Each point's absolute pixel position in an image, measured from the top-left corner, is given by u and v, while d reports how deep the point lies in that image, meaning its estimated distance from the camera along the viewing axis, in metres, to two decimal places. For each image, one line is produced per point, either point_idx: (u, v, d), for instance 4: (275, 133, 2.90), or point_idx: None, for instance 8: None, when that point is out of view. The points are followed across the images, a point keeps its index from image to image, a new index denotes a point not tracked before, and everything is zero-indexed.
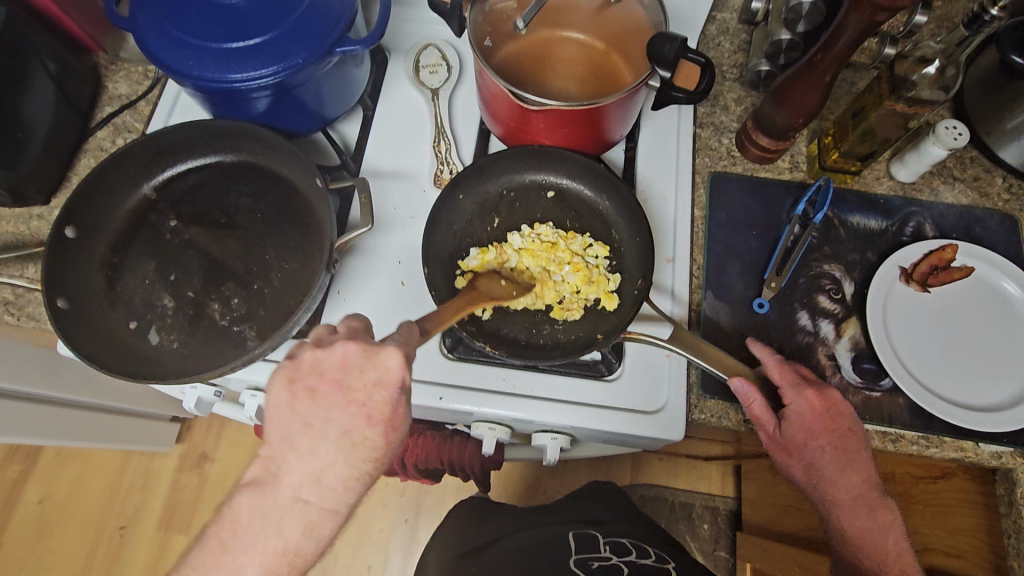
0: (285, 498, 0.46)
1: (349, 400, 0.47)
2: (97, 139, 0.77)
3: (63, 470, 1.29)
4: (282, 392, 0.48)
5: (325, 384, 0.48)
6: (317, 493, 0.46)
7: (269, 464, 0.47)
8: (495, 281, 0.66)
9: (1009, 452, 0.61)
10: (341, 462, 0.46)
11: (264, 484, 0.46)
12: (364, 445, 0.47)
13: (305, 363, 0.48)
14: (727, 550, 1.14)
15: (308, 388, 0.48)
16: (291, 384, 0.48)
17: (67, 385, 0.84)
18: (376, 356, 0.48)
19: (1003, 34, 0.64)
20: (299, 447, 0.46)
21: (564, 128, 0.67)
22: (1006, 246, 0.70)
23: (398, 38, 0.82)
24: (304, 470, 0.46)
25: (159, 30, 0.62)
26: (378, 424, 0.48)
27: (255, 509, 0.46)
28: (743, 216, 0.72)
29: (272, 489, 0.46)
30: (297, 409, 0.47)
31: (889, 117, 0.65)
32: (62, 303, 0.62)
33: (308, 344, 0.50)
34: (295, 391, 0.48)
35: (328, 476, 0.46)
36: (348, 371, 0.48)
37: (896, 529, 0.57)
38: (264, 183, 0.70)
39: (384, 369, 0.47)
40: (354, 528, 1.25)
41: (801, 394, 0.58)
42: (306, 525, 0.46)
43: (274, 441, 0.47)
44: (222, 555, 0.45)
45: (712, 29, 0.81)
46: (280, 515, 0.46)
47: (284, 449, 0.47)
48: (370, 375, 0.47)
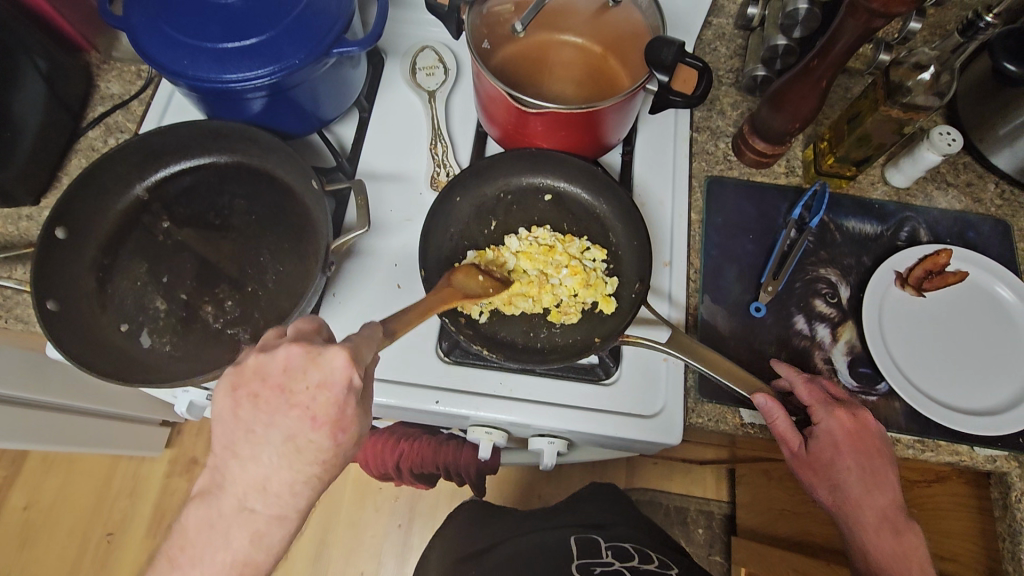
0: (228, 506, 0.40)
1: (292, 403, 0.41)
2: (89, 139, 0.76)
3: (49, 475, 1.27)
4: (225, 399, 0.42)
5: (267, 389, 0.42)
6: (263, 501, 0.40)
7: (214, 473, 0.41)
8: (472, 277, 0.63)
9: (1003, 456, 0.62)
10: (286, 469, 0.41)
11: (210, 495, 0.41)
12: (311, 449, 0.41)
13: (248, 368, 0.42)
14: (722, 555, 1.14)
15: (252, 394, 0.42)
16: (233, 391, 0.42)
17: (55, 388, 0.82)
18: (319, 356, 0.42)
19: (996, 42, 0.64)
20: (241, 454, 0.41)
21: (562, 131, 0.67)
22: (999, 251, 0.71)
23: (395, 40, 0.82)
24: (248, 479, 0.40)
25: (152, 29, 0.61)
26: (324, 427, 0.41)
27: (200, 521, 0.40)
28: (739, 220, 0.72)
29: (216, 498, 0.41)
30: (240, 415, 0.42)
31: (884, 122, 0.65)
32: (51, 306, 0.61)
33: (255, 348, 0.44)
34: (238, 398, 0.42)
35: (272, 482, 0.40)
36: (289, 374, 0.42)
37: (925, 559, 0.54)
38: (259, 185, 0.70)
39: (327, 370, 0.41)
40: (347, 533, 1.24)
41: (830, 413, 0.57)
42: (253, 534, 0.40)
43: (218, 450, 0.42)
44: (170, 572, 0.40)
45: (708, 34, 0.82)
46: (225, 525, 0.40)
47: (226, 457, 0.41)
48: (313, 376, 0.41)
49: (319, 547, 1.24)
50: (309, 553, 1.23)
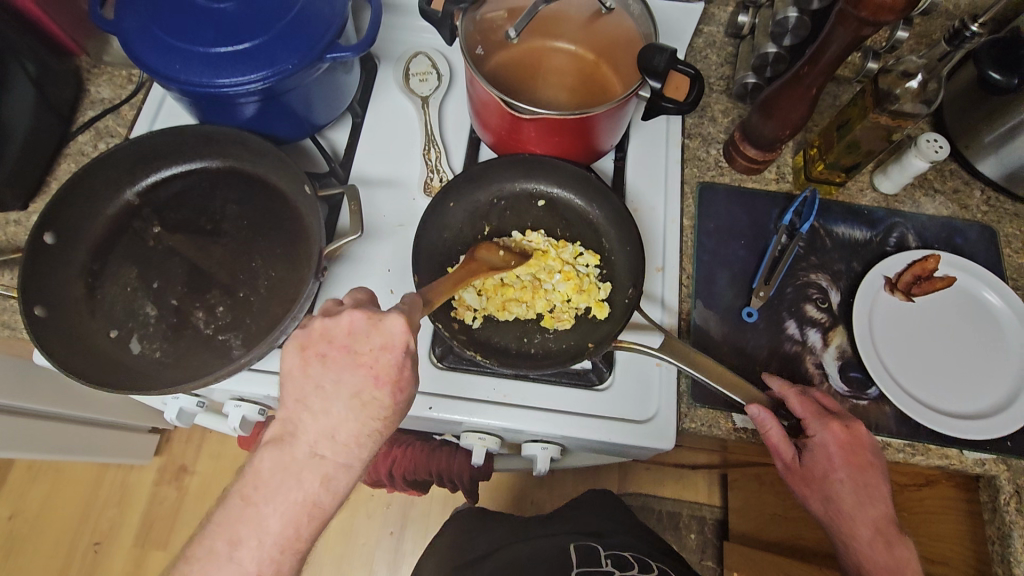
0: (301, 453, 0.47)
1: (358, 362, 0.48)
2: (78, 144, 0.75)
3: (35, 483, 1.25)
4: (295, 357, 0.49)
5: (334, 350, 0.48)
6: (332, 449, 0.47)
7: (286, 424, 0.48)
8: (495, 251, 0.66)
9: (992, 459, 0.63)
10: (352, 420, 0.47)
11: (283, 441, 0.47)
12: (373, 405, 0.48)
13: (315, 331, 0.49)
14: (714, 559, 1.13)
15: (320, 353, 0.48)
16: (303, 350, 0.49)
17: (42, 395, 0.81)
18: (380, 322, 0.48)
19: (980, 51, 0.65)
20: (313, 407, 0.47)
21: (555, 137, 0.67)
22: (986, 255, 0.72)
23: (387, 46, 0.82)
24: (319, 429, 0.47)
25: (145, 33, 0.61)
26: (386, 385, 0.48)
27: (275, 464, 0.46)
28: (731, 226, 0.73)
29: (291, 444, 0.47)
30: (310, 372, 0.48)
31: (872, 129, 0.66)
32: (39, 312, 0.61)
33: (319, 314, 0.50)
34: (307, 357, 0.48)
35: (340, 433, 0.47)
36: (354, 336, 0.48)
37: (914, 569, 0.55)
38: (252, 190, 0.69)
39: (388, 334, 0.48)
40: (339, 542, 1.23)
41: (824, 425, 0.57)
42: (323, 479, 0.47)
43: (290, 404, 0.48)
44: (245, 509, 0.46)
45: (699, 42, 0.82)
46: (297, 470, 0.46)
47: (298, 410, 0.47)
48: (376, 339, 0.48)
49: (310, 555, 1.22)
50: None
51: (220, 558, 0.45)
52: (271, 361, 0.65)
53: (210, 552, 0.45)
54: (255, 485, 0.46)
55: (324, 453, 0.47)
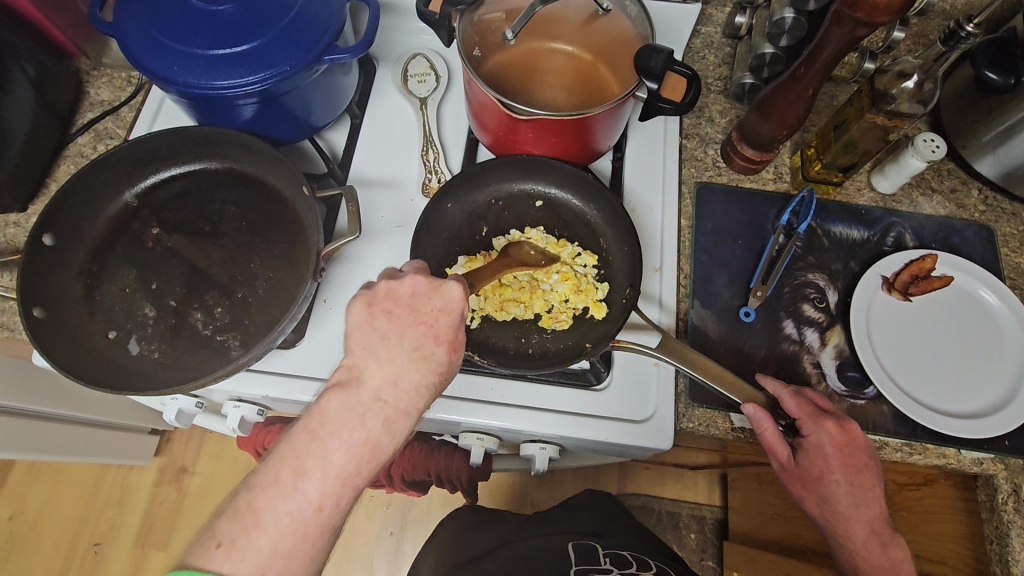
0: (366, 396, 0.46)
1: (420, 320, 0.50)
2: (78, 145, 0.75)
3: (36, 484, 1.25)
4: (361, 312, 0.50)
5: (397, 307, 0.51)
6: (395, 394, 0.47)
7: (352, 368, 0.48)
8: (526, 250, 0.67)
9: (990, 458, 0.63)
10: (414, 371, 0.48)
11: (348, 385, 0.47)
12: (432, 359, 0.49)
13: (381, 290, 0.51)
14: (715, 559, 1.12)
15: (385, 310, 0.50)
16: (369, 306, 0.50)
17: (42, 396, 0.81)
18: (441, 287, 0.52)
19: (977, 50, 0.65)
20: (379, 355, 0.48)
21: (553, 138, 0.67)
22: (983, 255, 0.72)
23: (386, 48, 0.83)
24: (385, 373, 0.47)
25: (143, 36, 0.61)
26: (443, 344, 0.50)
27: (343, 403, 0.45)
28: (729, 226, 0.73)
29: (357, 387, 0.46)
30: (375, 326, 0.50)
31: (869, 129, 0.66)
32: (38, 313, 0.61)
33: (381, 278, 0.53)
34: (372, 312, 0.50)
35: (403, 381, 0.47)
36: (417, 297, 0.51)
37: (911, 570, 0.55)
38: (250, 191, 0.70)
39: (448, 298, 0.51)
40: (339, 542, 1.23)
41: (820, 426, 0.57)
42: (385, 422, 0.46)
43: (355, 351, 0.48)
44: (313, 443, 0.43)
45: (697, 42, 0.83)
46: (362, 411, 0.45)
47: (364, 356, 0.48)
48: (437, 301, 0.51)
49: None
50: None
51: None
52: (269, 361, 0.65)
53: (275, 480, 0.42)
54: (322, 422, 0.44)
55: (387, 397, 0.47)
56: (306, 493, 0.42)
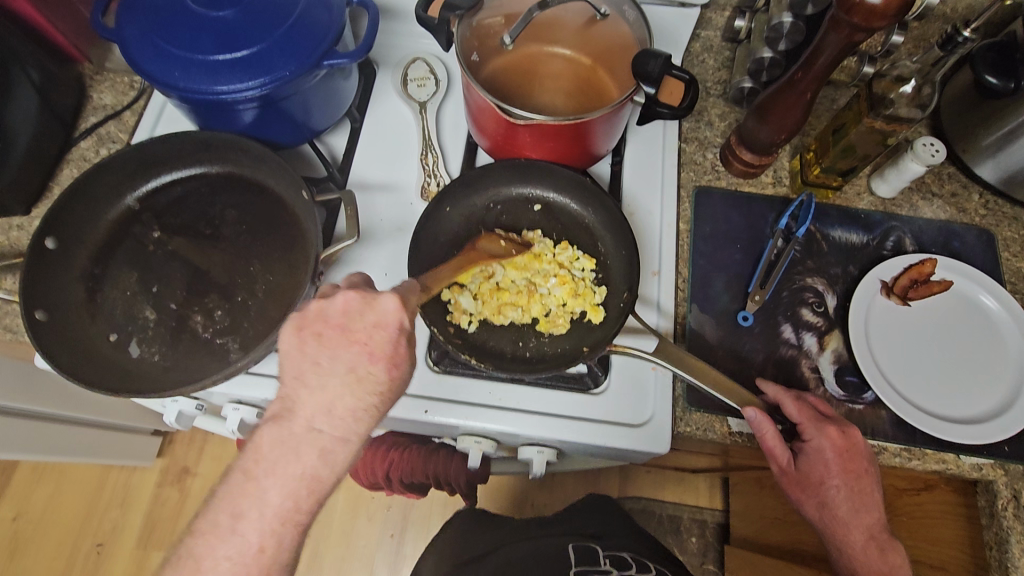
0: (298, 428, 0.44)
1: (352, 339, 0.46)
2: (81, 149, 0.76)
3: (40, 484, 1.26)
4: (290, 338, 0.46)
5: (329, 329, 0.47)
6: (330, 423, 0.44)
7: (285, 401, 0.45)
8: (495, 241, 0.68)
9: (989, 464, 0.62)
10: (349, 394, 0.45)
11: (281, 417, 0.44)
12: (370, 380, 0.46)
13: (311, 312, 0.47)
14: (716, 564, 1.14)
15: (315, 334, 0.46)
16: (298, 331, 0.47)
17: (45, 397, 0.82)
18: (375, 301, 0.47)
19: (977, 54, 0.65)
20: (309, 383, 0.45)
21: (551, 143, 0.68)
22: (983, 259, 0.72)
23: (386, 52, 0.83)
24: (316, 403, 0.44)
25: (145, 41, 0.62)
26: (381, 361, 0.46)
27: (274, 439, 0.44)
28: (727, 231, 0.73)
29: (289, 421, 0.44)
30: (306, 351, 0.46)
31: (867, 134, 0.66)
32: (40, 315, 0.61)
33: (316, 298, 0.49)
34: (303, 337, 0.46)
35: (337, 407, 0.44)
36: (349, 315, 0.47)
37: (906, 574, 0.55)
38: (250, 196, 0.70)
39: (383, 312, 0.47)
40: (341, 544, 1.24)
41: (821, 431, 0.57)
42: (321, 452, 0.44)
43: (287, 381, 0.45)
44: (246, 483, 0.43)
45: (696, 46, 0.83)
46: (295, 444, 0.43)
47: (296, 386, 0.45)
48: (371, 317, 0.47)
49: (312, 556, 1.23)
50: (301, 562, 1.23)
51: None
52: (268, 364, 0.66)
53: (212, 526, 0.43)
54: (255, 460, 0.43)
55: (321, 427, 0.44)
56: (244, 534, 0.42)
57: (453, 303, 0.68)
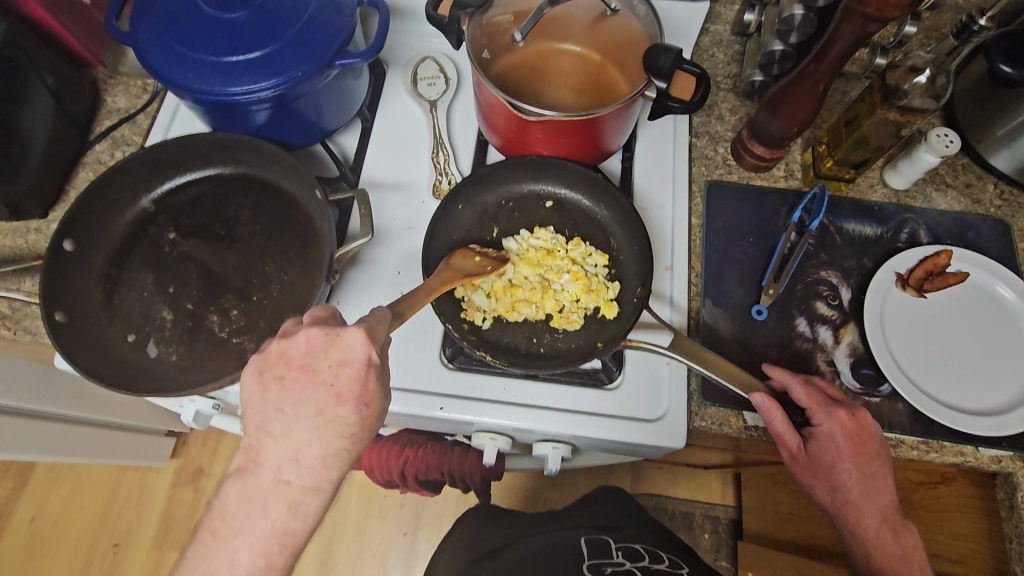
0: (265, 479, 0.45)
1: (317, 380, 0.46)
2: (96, 153, 0.77)
3: (56, 486, 1.28)
4: (255, 383, 0.47)
5: (292, 371, 0.47)
6: (298, 473, 0.45)
7: (250, 451, 0.46)
8: (468, 257, 0.65)
9: (1008, 456, 0.62)
10: (316, 440, 0.45)
11: (248, 470, 0.45)
12: (337, 422, 0.46)
13: (273, 354, 0.47)
14: (728, 559, 1.12)
15: (278, 376, 0.47)
16: (261, 375, 0.47)
17: (63, 398, 0.83)
18: (339, 337, 0.47)
19: (990, 44, 0.64)
20: (274, 432, 0.45)
21: (562, 139, 0.68)
22: (999, 250, 0.71)
23: (396, 51, 0.83)
24: (282, 453, 0.45)
25: (159, 44, 0.62)
26: (348, 401, 0.46)
27: (240, 494, 0.45)
28: (739, 225, 0.73)
29: (254, 473, 0.45)
30: (269, 397, 0.46)
31: (881, 125, 0.65)
32: (60, 317, 0.62)
33: (277, 335, 0.49)
34: (266, 381, 0.47)
35: (305, 455, 0.45)
36: (312, 355, 0.47)
37: (924, 559, 0.54)
38: (264, 196, 0.70)
39: (347, 349, 0.46)
40: (353, 541, 1.24)
41: (831, 415, 0.57)
42: (289, 504, 0.45)
43: (251, 431, 0.46)
44: (213, 543, 0.44)
45: (706, 40, 0.83)
46: (262, 497, 0.44)
47: (260, 436, 0.46)
48: (334, 355, 0.46)
49: (326, 554, 1.24)
50: (315, 560, 1.23)
51: (224, 563, 0.44)
52: None
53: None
54: (222, 518, 0.45)
55: (289, 478, 0.45)
56: None
57: (466, 301, 0.68)
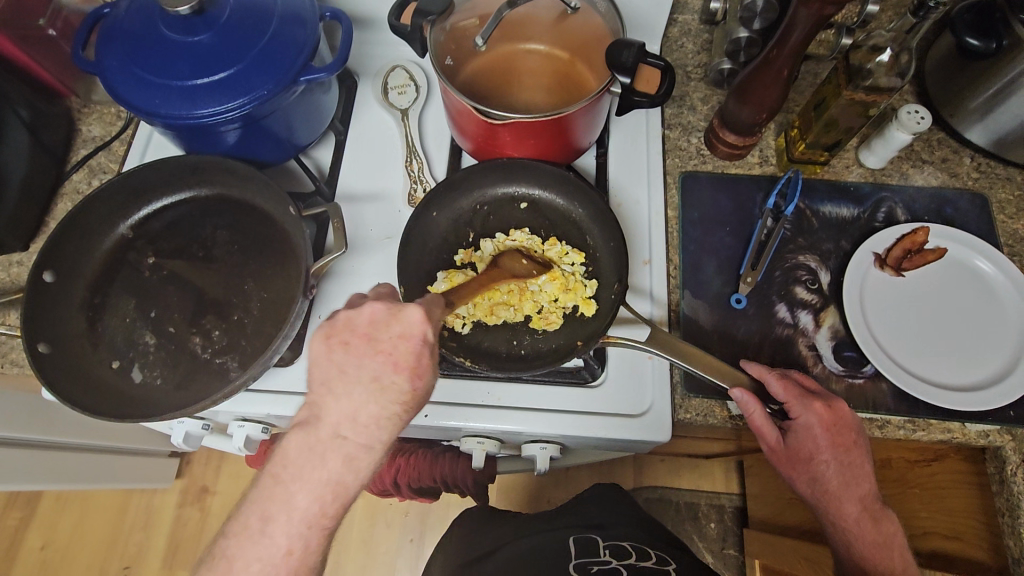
0: (325, 433, 0.48)
1: (378, 350, 0.49)
2: (73, 182, 0.78)
3: (65, 512, 1.29)
4: (320, 346, 0.50)
5: (356, 338, 0.49)
6: (354, 429, 0.48)
7: (313, 407, 0.49)
8: (516, 260, 0.69)
9: (995, 430, 0.62)
10: (373, 404, 0.48)
11: (309, 424, 0.48)
12: (393, 389, 0.48)
13: (339, 321, 0.50)
14: (735, 548, 1.13)
15: (343, 342, 0.49)
16: (327, 338, 0.50)
17: (58, 427, 0.84)
18: (400, 312, 0.50)
19: (956, 16, 0.65)
20: (336, 390, 0.48)
21: (532, 139, 0.68)
22: (978, 224, 0.71)
23: (365, 62, 0.84)
24: (343, 410, 0.48)
25: (124, 71, 0.63)
26: (405, 371, 0.49)
27: (302, 444, 0.47)
28: (715, 215, 0.72)
29: (315, 427, 0.48)
30: (333, 358, 0.49)
31: (849, 106, 0.65)
32: (43, 348, 0.63)
33: (343, 307, 0.52)
34: (331, 344, 0.50)
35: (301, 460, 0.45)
36: (375, 325, 0.50)
37: (901, 541, 0.56)
38: (240, 216, 0.71)
39: (408, 324, 0.49)
40: (360, 551, 1.25)
41: (808, 408, 0.56)
42: (346, 459, 0.47)
43: (315, 388, 0.49)
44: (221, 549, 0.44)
45: (674, 31, 0.83)
46: (322, 449, 0.47)
47: (323, 393, 0.48)
48: (396, 328, 0.49)
49: (333, 566, 1.24)
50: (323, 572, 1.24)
51: None
52: (267, 380, 0.67)
53: None
54: (283, 465, 0.47)
55: (346, 433, 0.47)
56: None
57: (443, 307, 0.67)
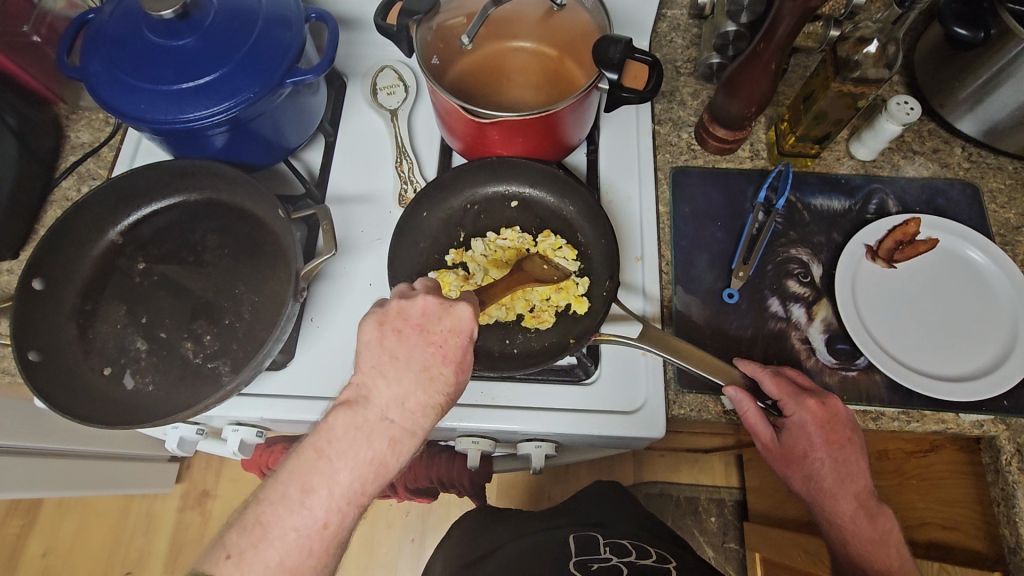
0: (373, 416, 0.48)
1: (430, 340, 0.51)
2: (63, 189, 0.77)
3: (65, 519, 1.29)
4: (373, 331, 0.51)
5: (408, 327, 0.51)
6: (401, 415, 0.48)
7: (360, 388, 0.49)
8: (539, 265, 0.67)
9: (990, 419, 0.62)
10: (420, 392, 0.49)
11: (355, 404, 0.48)
12: (439, 380, 0.50)
13: (392, 309, 0.52)
14: (736, 541, 1.13)
15: (395, 329, 0.51)
16: (380, 325, 0.51)
17: (53, 434, 0.84)
18: (453, 307, 0.52)
19: (944, 8, 0.64)
20: (387, 374, 0.49)
21: (520, 137, 0.67)
22: (970, 214, 0.71)
23: (353, 62, 0.83)
24: (391, 395, 0.49)
25: (109, 77, 0.62)
26: (451, 365, 0.51)
27: (349, 422, 0.47)
28: (707, 209, 0.72)
29: (363, 407, 0.48)
30: (385, 344, 0.51)
31: (837, 98, 0.65)
32: (34, 355, 0.63)
33: (395, 296, 0.54)
34: (383, 331, 0.51)
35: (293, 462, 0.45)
36: (428, 317, 0.52)
37: (898, 538, 0.55)
38: (230, 220, 0.71)
39: (459, 319, 0.51)
40: (362, 552, 1.25)
41: (802, 405, 0.57)
42: (390, 441, 0.48)
43: (364, 370, 0.50)
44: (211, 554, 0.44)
45: (663, 26, 0.82)
46: (369, 430, 0.47)
47: (372, 376, 0.49)
48: (447, 322, 0.51)
49: None
50: None
51: None
52: (261, 383, 0.67)
53: None
54: (328, 440, 0.47)
55: (393, 417, 0.48)
56: None
57: None
